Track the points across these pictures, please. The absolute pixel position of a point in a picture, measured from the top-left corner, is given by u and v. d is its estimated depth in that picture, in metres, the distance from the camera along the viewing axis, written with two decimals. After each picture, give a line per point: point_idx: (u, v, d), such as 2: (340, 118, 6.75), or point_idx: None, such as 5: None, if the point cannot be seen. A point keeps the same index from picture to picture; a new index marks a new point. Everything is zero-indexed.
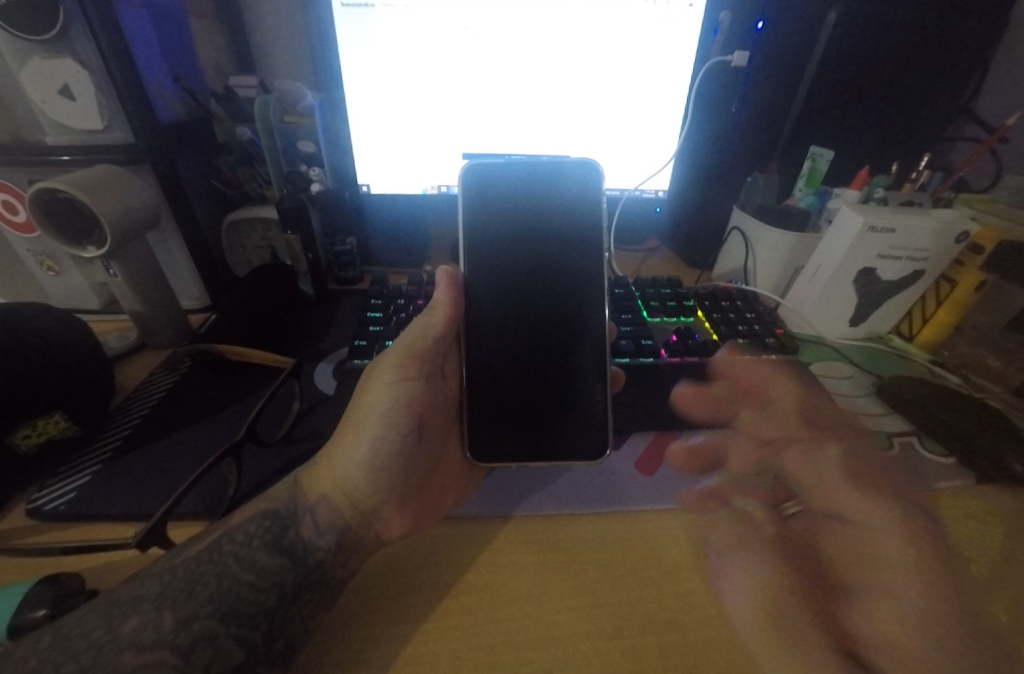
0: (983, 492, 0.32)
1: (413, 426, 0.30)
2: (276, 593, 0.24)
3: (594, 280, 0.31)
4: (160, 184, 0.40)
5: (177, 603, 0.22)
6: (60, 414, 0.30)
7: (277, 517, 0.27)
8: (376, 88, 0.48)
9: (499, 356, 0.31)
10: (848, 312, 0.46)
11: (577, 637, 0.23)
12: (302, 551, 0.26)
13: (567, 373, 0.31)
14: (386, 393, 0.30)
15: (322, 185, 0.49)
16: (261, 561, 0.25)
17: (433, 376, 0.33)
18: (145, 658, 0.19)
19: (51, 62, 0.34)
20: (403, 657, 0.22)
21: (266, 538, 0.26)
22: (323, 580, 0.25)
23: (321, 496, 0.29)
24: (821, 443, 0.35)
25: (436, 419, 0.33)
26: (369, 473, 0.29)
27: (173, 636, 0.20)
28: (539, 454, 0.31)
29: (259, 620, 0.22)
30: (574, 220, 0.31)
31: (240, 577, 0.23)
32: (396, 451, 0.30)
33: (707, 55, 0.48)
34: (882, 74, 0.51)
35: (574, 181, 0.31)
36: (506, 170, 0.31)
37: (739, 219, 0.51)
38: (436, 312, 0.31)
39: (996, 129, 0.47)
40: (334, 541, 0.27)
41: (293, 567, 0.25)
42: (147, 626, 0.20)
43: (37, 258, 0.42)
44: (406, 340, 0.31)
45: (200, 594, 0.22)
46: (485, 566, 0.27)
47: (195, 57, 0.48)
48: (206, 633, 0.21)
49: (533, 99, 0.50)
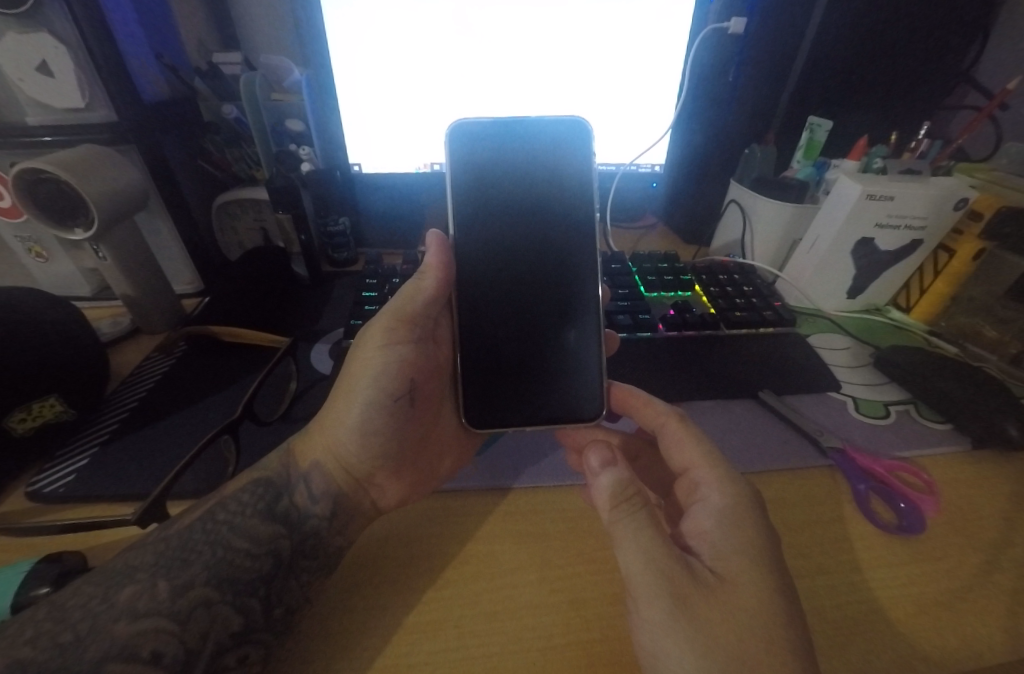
0: (975, 459, 0.32)
1: (404, 389, 0.30)
2: (272, 560, 0.24)
3: (586, 243, 0.31)
4: (146, 164, 0.40)
5: (171, 572, 0.22)
6: (55, 398, 0.30)
7: (270, 485, 0.27)
8: (364, 62, 0.47)
9: (490, 322, 0.31)
10: (845, 283, 0.45)
11: (576, 602, 0.24)
12: (297, 517, 0.26)
13: (557, 339, 0.31)
14: (376, 356, 0.29)
15: (313, 165, 0.48)
16: (255, 528, 0.25)
17: (424, 340, 0.32)
18: (140, 625, 0.20)
19: (27, 38, 0.33)
20: (403, 625, 0.22)
21: (260, 505, 0.26)
22: (320, 548, 0.25)
23: (314, 463, 0.28)
24: (818, 410, 0.35)
25: (429, 382, 0.32)
26: (363, 439, 0.29)
27: (169, 603, 0.21)
28: (532, 418, 0.31)
29: (257, 587, 0.23)
30: (566, 180, 0.30)
31: (234, 544, 0.24)
32: (388, 416, 0.29)
33: (703, 23, 0.47)
34: (882, 41, 0.50)
35: (571, 148, 0.30)
36: (499, 134, 0.30)
37: (736, 191, 0.51)
38: (427, 275, 0.31)
39: (998, 95, 0.46)
40: (329, 508, 0.27)
41: (289, 534, 0.25)
42: (142, 595, 0.21)
43: (25, 244, 0.42)
44: (395, 305, 0.31)
45: (194, 563, 0.22)
46: (485, 536, 0.27)
47: (176, 34, 0.47)
48: (202, 600, 0.21)
49: (523, 71, 0.48)
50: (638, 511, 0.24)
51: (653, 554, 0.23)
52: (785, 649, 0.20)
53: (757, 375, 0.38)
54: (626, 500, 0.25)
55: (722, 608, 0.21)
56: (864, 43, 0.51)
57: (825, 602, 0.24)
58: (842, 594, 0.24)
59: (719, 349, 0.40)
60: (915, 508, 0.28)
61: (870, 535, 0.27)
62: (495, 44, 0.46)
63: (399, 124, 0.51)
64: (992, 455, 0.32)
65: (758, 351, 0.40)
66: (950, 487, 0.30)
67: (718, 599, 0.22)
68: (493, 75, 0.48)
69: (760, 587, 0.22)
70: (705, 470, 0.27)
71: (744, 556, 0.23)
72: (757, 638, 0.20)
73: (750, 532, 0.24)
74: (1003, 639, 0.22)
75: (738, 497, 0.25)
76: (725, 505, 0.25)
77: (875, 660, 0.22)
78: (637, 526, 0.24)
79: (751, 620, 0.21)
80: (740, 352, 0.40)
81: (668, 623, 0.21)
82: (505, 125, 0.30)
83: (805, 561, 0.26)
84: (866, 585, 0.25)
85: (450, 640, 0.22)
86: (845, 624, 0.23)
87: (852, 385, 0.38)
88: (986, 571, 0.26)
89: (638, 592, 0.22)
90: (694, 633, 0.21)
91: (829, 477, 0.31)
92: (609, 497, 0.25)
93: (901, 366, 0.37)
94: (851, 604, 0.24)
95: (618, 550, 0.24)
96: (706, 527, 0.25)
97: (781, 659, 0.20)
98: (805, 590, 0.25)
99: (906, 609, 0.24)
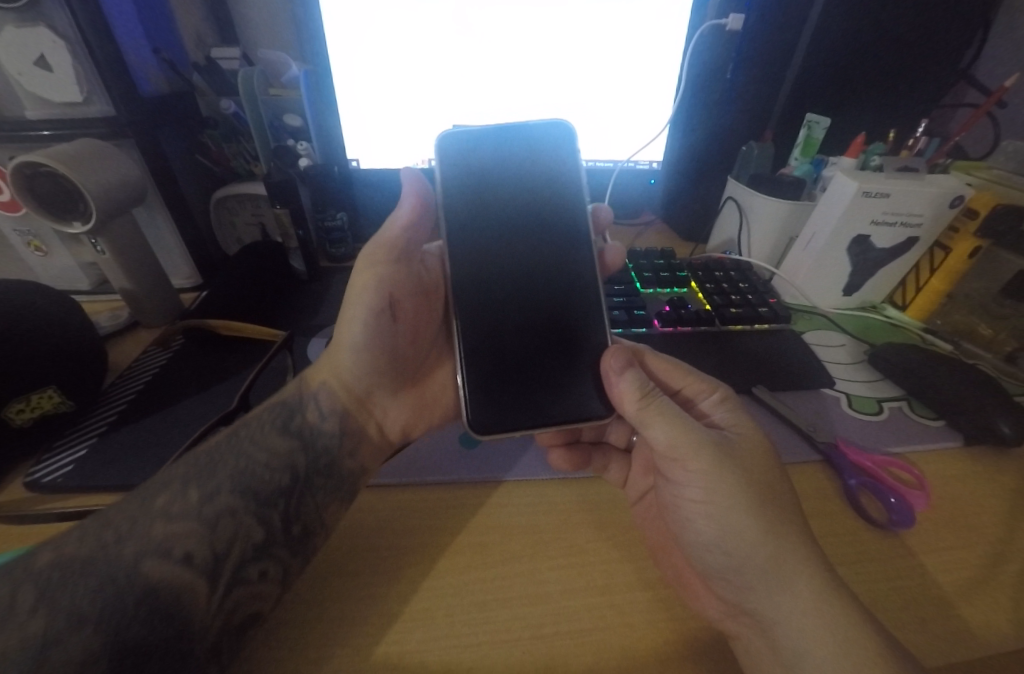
0: (969, 452, 0.33)
1: (386, 307, 0.31)
2: (290, 475, 0.27)
3: (584, 250, 0.32)
4: (145, 159, 0.40)
5: (200, 482, 0.24)
6: (54, 389, 0.30)
7: (284, 406, 0.30)
8: (364, 58, 0.47)
9: (492, 323, 0.30)
10: (841, 282, 0.46)
11: (569, 592, 0.24)
12: (310, 434, 0.29)
13: (564, 357, 0.31)
14: (361, 276, 0.32)
15: (310, 160, 0.49)
16: (275, 444, 0.28)
17: (410, 268, 0.34)
18: (173, 528, 0.22)
19: (26, 32, 0.33)
20: (400, 615, 0.23)
21: (277, 422, 0.29)
22: (333, 468, 0.28)
23: (321, 385, 0.31)
24: (814, 405, 0.36)
25: (415, 305, 0.34)
26: (353, 357, 0.31)
27: (198, 510, 0.23)
28: (539, 417, 0.29)
29: (278, 500, 0.25)
30: (568, 189, 0.32)
31: (255, 458, 0.26)
32: (374, 334, 0.31)
33: (703, 18, 0.46)
34: (881, 38, 0.50)
35: (572, 159, 0.32)
36: (512, 139, 0.31)
37: (734, 188, 0.51)
38: (403, 206, 0.33)
39: (996, 93, 0.45)
40: (337, 427, 0.30)
41: (304, 451, 0.28)
42: (175, 502, 0.23)
43: (24, 238, 0.42)
44: (377, 236, 0.33)
45: (220, 474, 0.25)
46: (480, 526, 0.27)
47: (174, 28, 0.47)
48: (228, 509, 0.24)
49: (523, 68, 0.48)
50: (661, 399, 0.28)
51: (686, 424, 0.27)
52: (785, 493, 0.26)
53: (753, 372, 0.37)
54: (650, 393, 0.28)
55: (743, 457, 0.26)
56: (865, 40, 0.50)
57: (865, 575, 0.25)
58: (913, 595, 0.24)
59: (716, 345, 0.40)
60: (905, 502, 0.28)
61: (862, 531, 0.28)
62: (493, 43, 0.47)
63: (399, 121, 0.51)
64: (986, 452, 0.33)
65: (754, 348, 0.40)
66: (942, 482, 0.31)
67: (741, 455, 0.27)
68: (493, 73, 0.49)
69: (764, 448, 0.27)
70: (694, 379, 0.31)
71: (752, 428, 0.28)
72: (756, 480, 0.26)
73: (745, 415, 0.29)
74: (989, 630, 0.23)
75: (728, 390, 0.30)
76: (723, 395, 0.30)
77: (937, 655, 0.22)
78: (665, 409, 0.28)
79: (765, 471, 0.26)
80: (737, 348, 0.40)
81: (711, 474, 0.26)
82: (517, 132, 0.31)
83: (844, 550, 0.27)
84: (873, 581, 0.25)
85: (444, 631, 0.22)
86: (886, 587, 0.25)
87: (848, 382, 0.38)
88: (978, 566, 0.26)
89: (686, 456, 0.27)
90: (733, 477, 0.26)
91: (822, 472, 0.31)
92: (635, 393, 0.28)
93: (895, 363, 0.37)
94: (917, 606, 0.24)
95: (649, 429, 0.28)
96: (716, 411, 0.29)
97: (782, 495, 0.25)
98: (852, 578, 0.25)
99: (924, 625, 0.23)
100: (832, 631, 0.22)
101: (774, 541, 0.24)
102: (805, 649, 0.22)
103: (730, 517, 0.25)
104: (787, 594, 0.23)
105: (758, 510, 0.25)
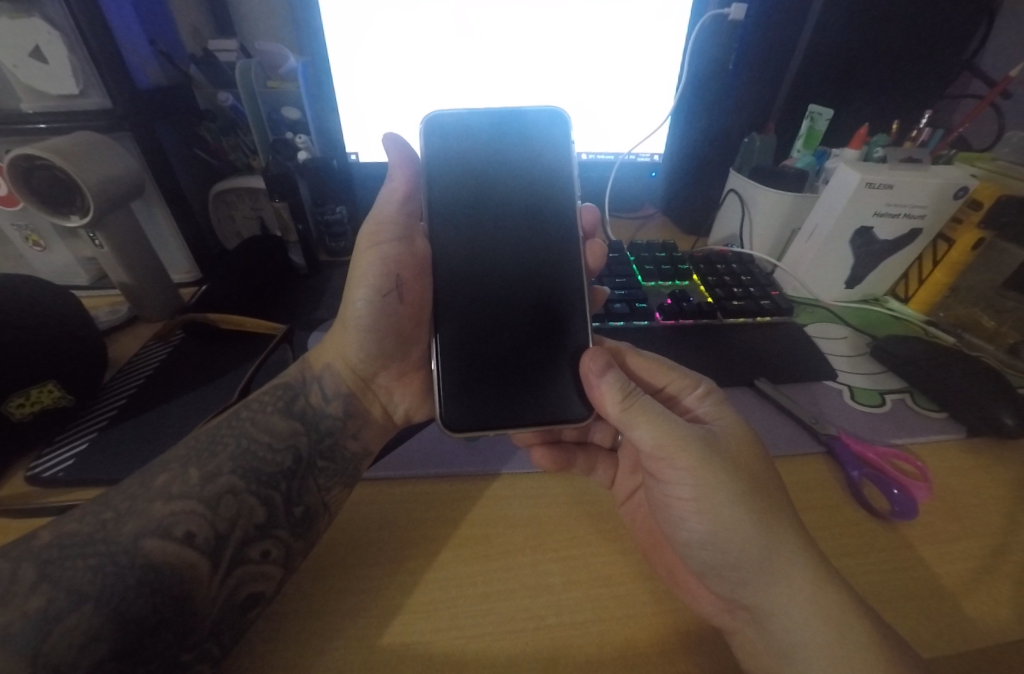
0: (971, 444, 0.33)
1: (393, 285, 0.32)
2: (291, 456, 0.28)
3: (569, 247, 0.32)
4: (143, 152, 0.40)
5: (201, 461, 0.25)
6: (53, 383, 0.30)
7: (287, 387, 0.31)
8: (363, 50, 0.46)
9: (472, 323, 0.30)
10: (844, 273, 0.45)
11: (570, 582, 0.24)
12: (313, 416, 0.30)
13: (544, 361, 0.30)
14: (366, 255, 0.32)
15: (309, 152, 0.48)
16: (276, 425, 0.29)
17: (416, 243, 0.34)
18: (173, 506, 0.23)
19: (20, 24, 0.33)
20: (401, 609, 0.23)
21: (279, 403, 0.30)
22: (335, 452, 0.29)
23: (326, 367, 0.33)
24: (815, 397, 0.36)
25: (421, 282, 0.34)
26: (359, 337, 0.32)
27: (199, 488, 0.24)
28: (515, 419, 0.29)
29: (278, 482, 0.26)
30: (559, 183, 0.32)
31: (257, 438, 0.27)
32: (378, 312, 0.32)
33: (704, 9, 0.46)
34: (884, 28, 0.50)
35: (564, 154, 0.31)
36: (503, 130, 0.31)
37: (736, 180, 0.51)
38: (395, 180, 0.32)
39: (999, 83, 0.44)
40: (342, 410, 0.32)
41: (306, 431, 0.29)
42: (176, 481, 0.24)
43: (22, 233, 0.41)
44: (375, 211, 0.33)
45: (220, 454, 0.26)
46: (480, 518, 0.27)
47: (170, 19, 0.46)
48: (229, 488, 0.25)
49: (523, 61, 0.48)
50: (642, 396, 0.28)
51: (667, 422, 0.27)
52: (772, 488, 0.25)
53: (755, 363, 0.37)
54: (631, 392, 0.27)
55: (727, 451, 0.26)
56: (868, 30, 0.50)
57: (860, 568, 0.25)
58: (910, 588, 0.24)
59: (718, 337, 0.40)
60: (908, 493, 0.28)
61: (862, 522, 0.28)
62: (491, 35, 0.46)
63: (398, 114, 0.51)
64: (989, 444, 0.33)
65: (755, 340, 0.40)
66: (944, 474, 0.30)
67: (725, 450, 0.26)
68: (492, 66, 0.48)
69: (749, 440, 0.27)
70: (675, 375, 0.31)
71: (735, 423, 0.28)
72: (744, 479, 0.25)
73: (727, 409, 0.29)
74: (992, 622, 0.23)
75: (710, 382, 0.30)
76: (704, 389, 0.30)
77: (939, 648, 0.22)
78: (647, 406, 0.27)
79: (749, 466, 0.26)
80: (739, 340, 0.40)
81: (698, 470, 0.26)
82: (509, 124, 0.31)
83: (838, 543, 0.27)
84: (867, 574, 0.25)
85: (446, 624, 0.22)
86: (883, 579, 0.25)
87: (851, 374, 0.38)
88: (979, 558, 0.26)
89: (671, 453, 0.27)
90: (719, 472, 0.26)
91: (824, 464, 0.31)
92: (617, 395, 0.27)
93: (897, 355, 0.37)
94: (915, 600, 0.24)
95: (634, 430, 0.28)
96: (701, 406, 0.29)
97: (770, 489, 0.25)
98: (849, 572, 0.25)
99: (920, 612, 0.23)
100: (830, 622, 0.22)
101: (764, 535, 0.24)
102: (802, 639, 0.23)
103: (719, 513, 0.25)
104: (783, 587, 0.23)
105: (745, 505, 0.25)
